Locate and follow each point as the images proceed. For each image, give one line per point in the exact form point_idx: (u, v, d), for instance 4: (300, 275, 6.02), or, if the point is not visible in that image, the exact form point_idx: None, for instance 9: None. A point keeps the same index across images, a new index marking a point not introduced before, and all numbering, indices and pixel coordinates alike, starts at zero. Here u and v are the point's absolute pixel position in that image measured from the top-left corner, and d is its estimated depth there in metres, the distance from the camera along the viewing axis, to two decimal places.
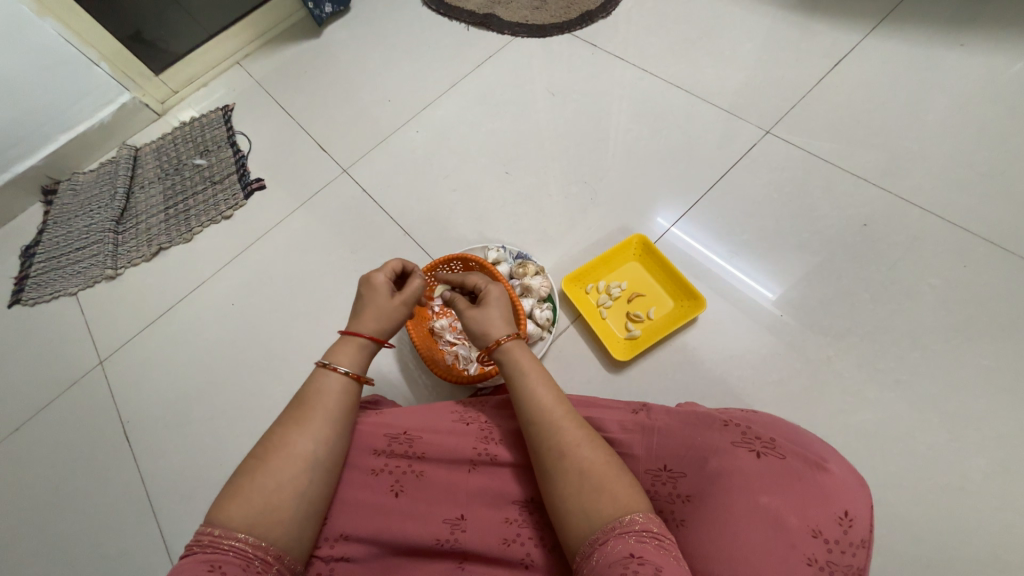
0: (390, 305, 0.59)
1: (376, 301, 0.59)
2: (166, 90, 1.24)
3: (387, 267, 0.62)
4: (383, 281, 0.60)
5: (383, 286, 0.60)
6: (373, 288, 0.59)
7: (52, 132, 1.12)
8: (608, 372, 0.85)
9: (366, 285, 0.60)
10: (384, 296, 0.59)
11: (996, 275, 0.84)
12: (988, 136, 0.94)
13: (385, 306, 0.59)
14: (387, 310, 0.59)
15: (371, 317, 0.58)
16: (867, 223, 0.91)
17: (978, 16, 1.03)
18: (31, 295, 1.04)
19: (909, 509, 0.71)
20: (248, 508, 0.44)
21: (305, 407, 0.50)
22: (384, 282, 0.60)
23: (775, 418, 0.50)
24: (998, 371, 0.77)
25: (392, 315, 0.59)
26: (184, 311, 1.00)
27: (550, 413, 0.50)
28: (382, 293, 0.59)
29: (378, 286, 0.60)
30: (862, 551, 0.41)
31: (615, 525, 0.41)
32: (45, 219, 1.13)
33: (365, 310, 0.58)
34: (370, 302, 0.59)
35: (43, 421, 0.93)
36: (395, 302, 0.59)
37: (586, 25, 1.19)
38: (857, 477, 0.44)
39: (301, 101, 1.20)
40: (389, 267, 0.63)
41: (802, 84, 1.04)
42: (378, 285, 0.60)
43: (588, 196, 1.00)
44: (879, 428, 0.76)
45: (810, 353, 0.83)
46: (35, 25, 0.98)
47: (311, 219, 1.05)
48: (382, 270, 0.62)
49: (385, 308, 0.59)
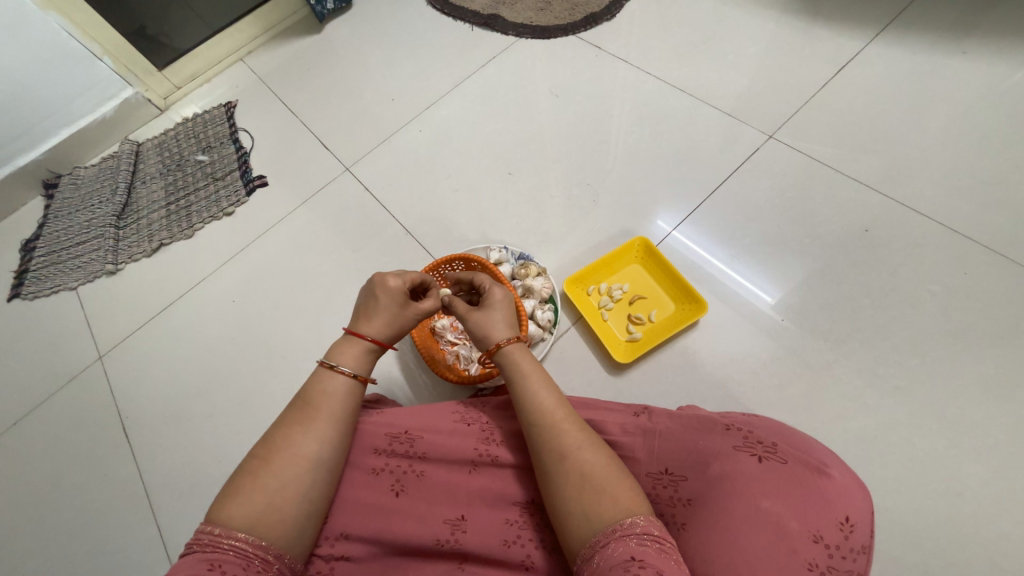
0: (401, 313, 0.59)
1: (387, 306, 0.58)
2: (168, 86, 1.24)
3: (405, 275, 0.62)
4: (398, 287, 0.60)
5: (396, 291, 0.59)
6: (387, 292, 0.59)
7: (54, 126, 1.12)
8: (609, 375, 0.85)
9: (380, 286, 0.59)
10: (395, 303, 0.59)
11: (995, 283, 0.84)
12: (989, 144, 0.94)
13: (396, 313, 0.59)
14: (395, 316, 0.58)
15: (380, 322, 0.58)
16: (868, 228, 0.91)
17: (980, 24, 1.04)
18: (31, 289, 1.04)
19: (908, 515, 0.71)
20: (249, 507, 0.44)
21: (309, 408, 0.50)
22: (399, 288, 0.60)
23: (776, 422, 0.50)
24: (997, 378, 0.78)
25: (400, 323, 0.59)
26: (184, 307, 1.00)
27: (551, 414, 0.50)
28: (394, 298, 0.59)
29: (393, 291, 0.59)
30: (863, 557, 0.41)
31: (616, 528, 0.41)
32: (46, 213, 1.13)
33: (376, 313, 0.58)
34: (383, 306, 0.58)
35: (41, 415, 0.92)
36: (407, 312, 0.60)
37: (589, 27, 1.19)
38: (859, 482, 0.44)
39: (303, 98, 1.20)
40: (407, 275, 0.62)
41: (804, 90, 1.05)
42: (392, 290, 0.59)
43: (590, 197, 1.00)
44: (879, 434, 0.77)
45: (810, 358, 0.83)
46: (38, 19, 0.98)
47: (313, 217, 1.05)
48: (399, 275, 0.61)
49: (395, 314, 0.59)
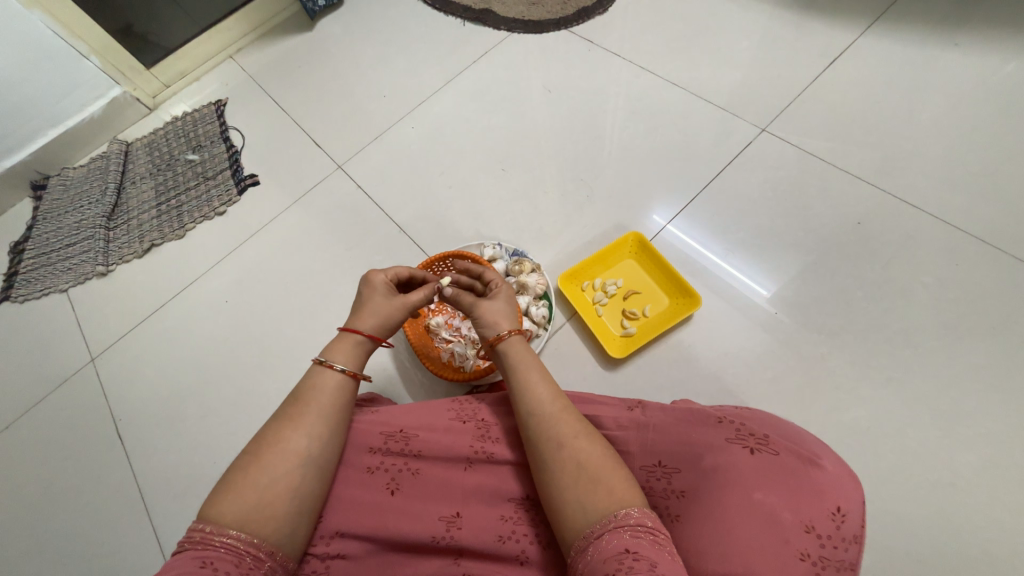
0: (390, 304, 0.59)
1: (376, 299, 0.59)
2: (157, 85, 1.22)
3: (389, 269, 0.63)
4: (382, 280, 0.61)
5: (382, 285, 0.60)
6: (371, 287, 0.60)
7: (42, 127, 1.10)
8: (604, 370, 0.86)
9: (366, 283, 0.60)
10: (383, 295, 0.59)
11: (988, 274, 0.85)
12: (981, 136, 0.94)
13: (383, 305, 0.59)
14: (385, 308, 0.58)
15: (368, 314, 0.58)
16: (861, 221, 0.91)
17: (971, 15, 1.04)
18: (21, 292, 1.03)
19: (901, 505, 0.72)
20: (240, 504, 0.43)
21: (301, 404, 0.50)
22: (383, 281, 0.61)
23: (769, 415, 0.51)
24: (989, 368, 0.78)
25: (391, 314, 0.59)
26: (177, 308, 0.99)
27: (546, 409, 0.50)
28: (381, 292, 0.60)
29: (376, 284, 0.60)
30: (854, 546, 0.41)
31: (610, 519, 0.41)
32: (34, 215, 1.11)
33: (363, 307, 0.58)
34: (369, 300, 0.59)
35: (33, 419, 0.92)
36: (395, 302, 0.59)
37: (583, 21, 1.18)
38: (850, 473, 0.45)
39: (295, 96, 1.19)
40: (391, 269, 0.63)
41: (797, 83, 1.05)
42: (376, 284, 0.60)
43: (584, 193, 1.00)
44: (872, 424, 0.77)
45: (804, 350, 0.83)
46: (22, 17, 0.96)
47: (306, 216, 1.04)
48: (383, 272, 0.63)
49: (385, 306, 0.59)
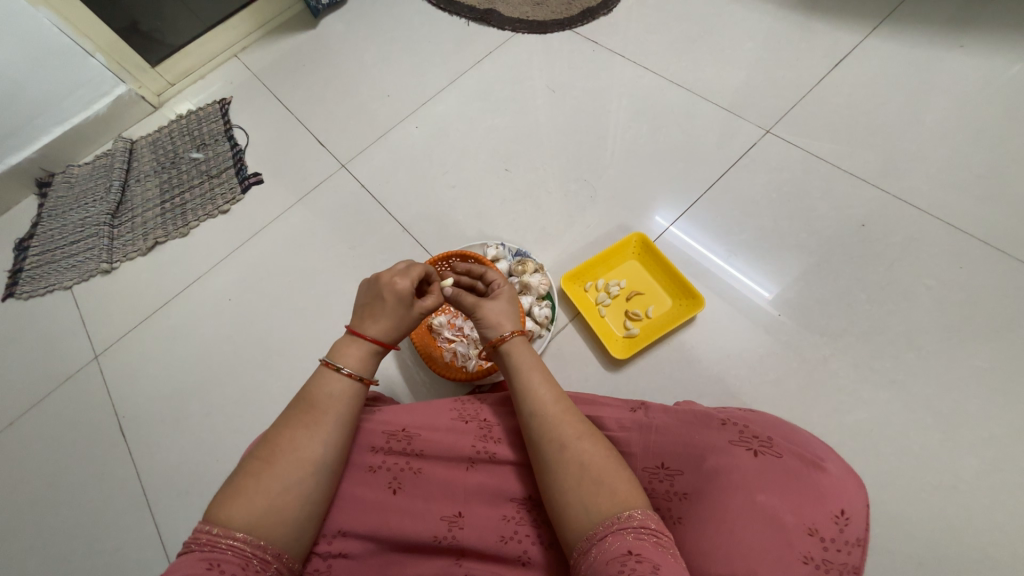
0: (406, 315, 0.58)
1: (395, 309, 0.57)
2: (162, 83, 1.23)
3: (411, 270, 0.59)
4: (407, 287, 0.58)
5: (404, 294, 0.57)
6: (396, 295, 0.57)
7: (47, 124, 1.11)
8: (607, 371, 0.86)
9: (388, 287, 0.57)
10: (403, 305, 0.57)
11: (991, 277, 0.84)
12: (986, 137, 0.94)
13: (401, 314, 0.57)
14: (402, 319, 0.58)
15: (387, 327, 0.57)
16: (865, 223, 0.91)
17: (976, 17, 1.04)
18: (26, 288, 1.03)
19: (903, 508, 0.72)
20: (249, 507, 0.43)
21: (312, 408, 0.50)
22: (407, 289, 0.57)
23: (773, 418, 0.51)
24: (992, 372, 0.78)
25: (406, 324, 0.59)
26: (180, 306, 0.99)
27: (549, 410, 0.50)
28: (401, 301, 0.57)
29: (401, 292, 0.57)
30: (857, 549, 0.41)
31: (613, 521, 0.41)
32: (39, 212, 1.12)
33: (382, 315, 0.56)
34: (390, 308, 0.57)
35: (37, 415, 0.92)
36: (414, 314, 0.59)
37: (587, 21, 1.18)
38: (853, 476, 0.45)
39: (299, 95, 1.19)
40: (414, 270, 0.59)
41: (801, 84, 1.04)
42: (401, 292, 0.57)
43: (587, 194, 1.00)
44: (873, 426, 0.77)
45: (807, 353, 0.83)
46: (28, 15, 0.96)
47: (309, 215, 1.05)
48: (405, 274, 0.58)
49: (401, 317, 0.57)
